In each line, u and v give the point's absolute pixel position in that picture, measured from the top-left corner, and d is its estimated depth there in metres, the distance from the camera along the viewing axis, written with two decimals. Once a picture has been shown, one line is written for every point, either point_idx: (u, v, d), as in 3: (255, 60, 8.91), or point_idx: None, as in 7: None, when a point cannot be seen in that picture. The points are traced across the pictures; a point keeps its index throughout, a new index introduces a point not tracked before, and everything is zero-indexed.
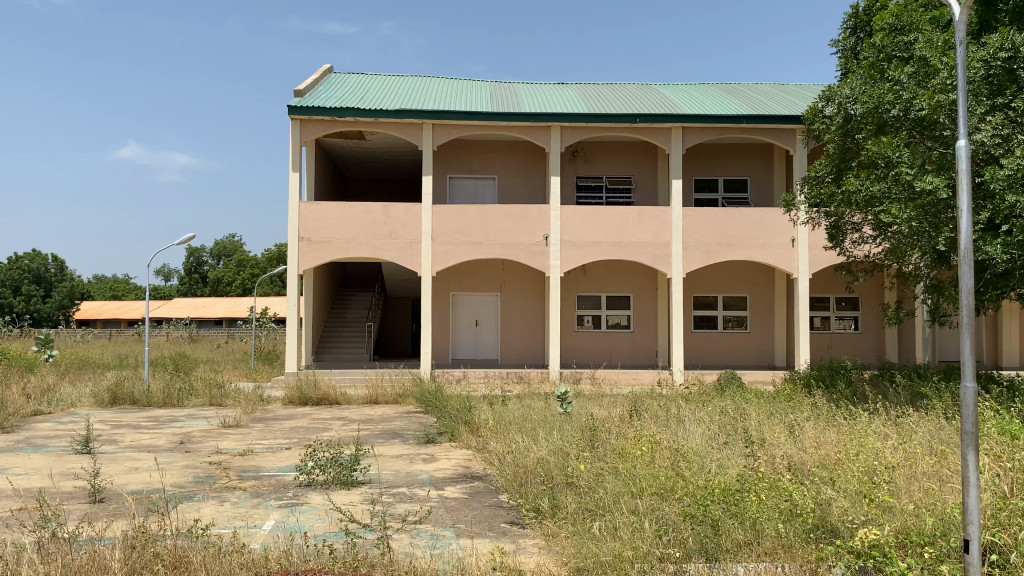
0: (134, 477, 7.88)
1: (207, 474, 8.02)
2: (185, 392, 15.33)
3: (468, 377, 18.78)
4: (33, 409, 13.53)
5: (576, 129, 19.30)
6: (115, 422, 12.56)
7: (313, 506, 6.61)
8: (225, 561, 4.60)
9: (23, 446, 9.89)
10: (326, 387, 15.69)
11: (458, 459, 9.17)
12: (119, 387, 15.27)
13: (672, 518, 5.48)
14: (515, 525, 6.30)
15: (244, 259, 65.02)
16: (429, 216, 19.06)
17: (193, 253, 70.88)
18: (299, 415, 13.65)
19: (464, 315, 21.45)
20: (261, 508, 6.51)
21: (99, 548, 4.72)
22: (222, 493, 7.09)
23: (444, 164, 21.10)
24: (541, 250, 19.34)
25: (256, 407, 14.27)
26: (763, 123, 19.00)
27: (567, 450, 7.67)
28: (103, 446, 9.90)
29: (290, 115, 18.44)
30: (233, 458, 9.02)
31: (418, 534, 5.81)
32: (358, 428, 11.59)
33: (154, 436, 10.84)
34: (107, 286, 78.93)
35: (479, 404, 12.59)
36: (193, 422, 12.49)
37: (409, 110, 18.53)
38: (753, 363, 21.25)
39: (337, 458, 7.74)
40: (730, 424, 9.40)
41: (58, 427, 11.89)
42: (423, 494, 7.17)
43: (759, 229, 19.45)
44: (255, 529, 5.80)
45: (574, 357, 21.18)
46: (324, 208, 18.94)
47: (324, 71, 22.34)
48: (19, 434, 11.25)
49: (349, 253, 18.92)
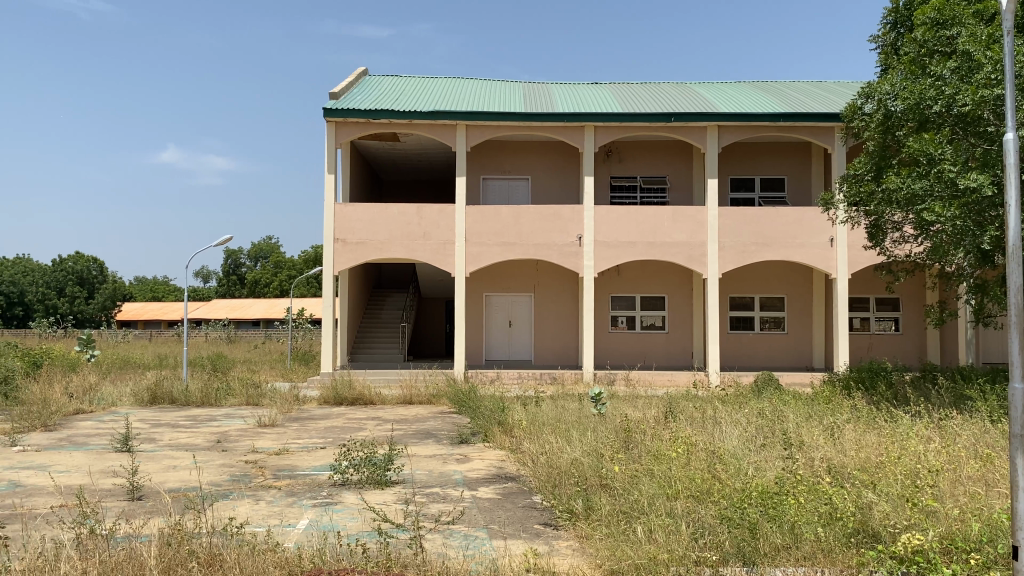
0: (171, 475, 7.98)
1: (244, 472, 8.10)
2: (223, 391, 15.54)
3: (502, 377, 18.75)
4: (75, 408, 13.80)
5: (610, 130, 19.15)
6: (154, 421, 12.74)
7: (347, 505, 6.65)
8: (260, 560, 4.59)
9: (67, 444, 10.06)
10: (361, 387, 15.77)
11: (491, 459, 9.16)
12: (158, 386, 15.54)
13: (708, 521, 5.42)
14: (548, 526, 6.25)
15: (281, 260, 65.87)
16: (463, 216, 19.08)
17: (232, 255, 71.94)
18: (334, 414, 13.70)
19: (498, 316, 21.44)
20: (296, 507, 6.53)
21: (136, 545, 4.73)
22: (257, 491, 7.14)
23: (478, 165, 21.13)
24: (574, 251, 19.22)
25: (291, 407, 14.35)
26: (800, 121, 18.72)
27: (601, 451, 7.59)
28: (143, 445, 10.03)
29: (326, 118, 18.58)
30: (270, 457, 9.10)
31: (451, 535, 5.79)
32: (392, 428, 11.61)
33: (191, 434, 10.98)
34: (147, 287, 80.25)
35: (513, 405, 12.49)
36: (230, 421, 12.61)
37: (442, 112, 18.55)
38: (789, 364, 20.97)
39: (371, 458, 7.76)
40: (766, 426, 9.23)
41: (99, 426, 12.11)
42: (457, 494, 7.15)
43: (796, 229, 19.18)
44: (289, 528, 5.82)
45: (608, 358, 21.06)
46: (359, 210, 19.07)
47: (359, 73, 22.50)
48: (62, 432, 11.46)
49: (384, 254, 19.02)
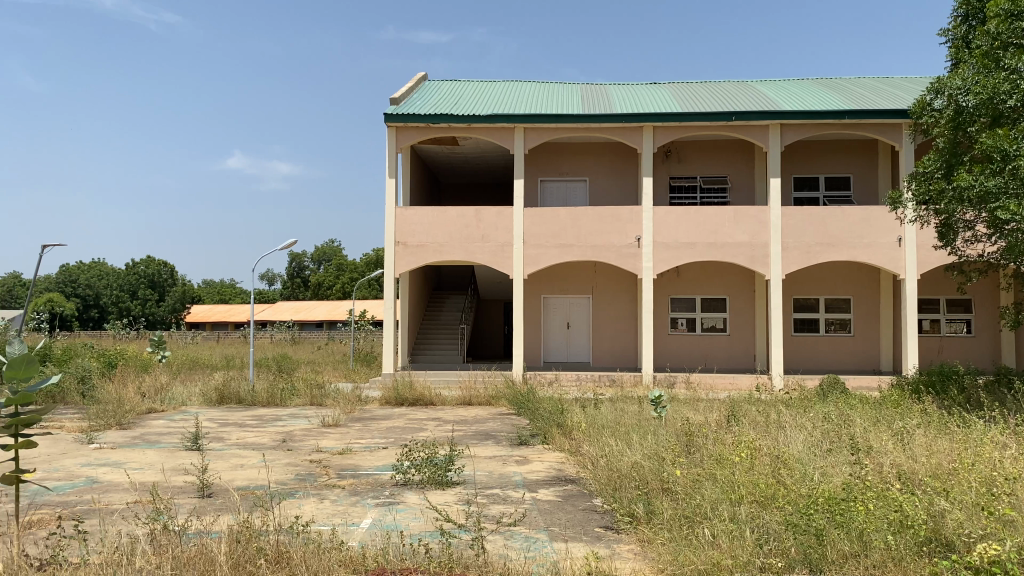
0: (240, 473, 8.19)
1: (309, 471, 8.27)
2: (288, 391, 15.88)
3: (561, 379, 18.73)
4: (148, 407, 14.27)
5: (669, 129, 18.96)
6: (222, 420, 13.09)
7: (409, 504, 6.72)
8: (327, 557, 4.68)
9: (141, 442, 10.41)
10: (421, 389, 15.93)
11: (551, 461, 9.16)
12: (225, 387, 15.96)
13: (774, 527, 5.32)
14: (609, 529, 6.21)
15: (343, 263, 67.02)
16: (522, 219, 19.12)
17: (295, 258, 73.46)
18: (396, 415, 13.89)
19: (557, 318, 21.43)
20: (360, 506, 6.64)
21: (207, 541, 4.87)
22: (322, 490, 7.27)
23: (536, 167, 21.16)
24: (633, 252, 19.08)
25: (354, 407, 14.60)
26: (867, 118, 18.26)
27: (661, 455, 7.53)
28: (212, 443, 10.31)
29: (387, 123, 18.84)
30: (334, 456, 9.26)
31: (512, 536, 5.81)
32: (452, 429, 11.71)
33: (258, 434, 11.26)
34: (215, 289, 82.48)
35: (572, 407, 12.47)
36: (295, 421, 12.89)
37: (501, 115, 18.63)
38: (856, 367, 20.46)
39: (432, 459, 7.83)
40: (833, 431, 9.02)
41: (171, 424, 12.51)
42: (517, 496, 7.18)
43: (863, 228, 18.71)
44: (353, 527, 5.91)
45: (668, 360, 20.86)
46: (419, 213, 19.27)
47: (419, 78, 22.76)
48: (137, 430, 11.88)
49: (443, 257, 19.19)
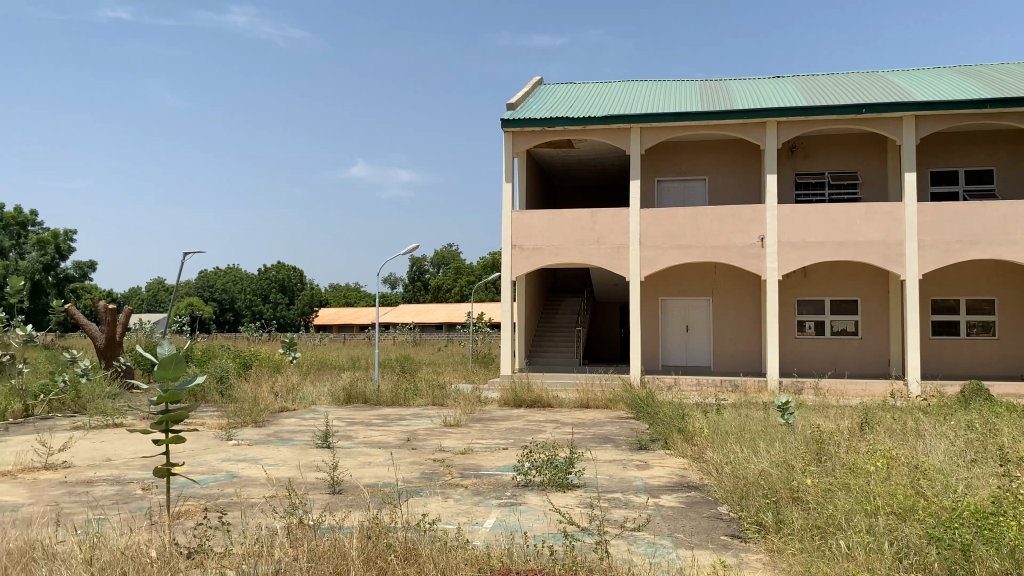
0: (368, 471, 8.46)
1: (432, 471, 8.44)
2: (410, 392, 16.29)
3: (681, 384, 18.38)
4: (281, 405, 14.98)
5: (794, 125, 18.30)
6: (350, 419, 13.57)
7: (532, 506, 6.75)
8: (453, 555, 4.76)
9: (275, 439, 10.93)
10: (539, 391, 16.01)
11: (673, 467, 9.00)
12: (352, 387, 16.54)
13: (915, 541, 5.02)
14: (736, 538, 6.04)
15: (461, 266, 68.26)
16: (639, 220, 18.91)
17: (415, 263, 75.36)
18: (515, 417, 14.01)
19: (676, 321, 21.06)
20: (483, 506, 6.72)
21: (340, 536, 5.04)
22: (446, 489, 7.41)
23: (654, 167, 20.88)
24: (756, 253, 18.52)
25: (474, 408, 14.83)
26: (1012, 106, 17.04)
27: (791, 463, 7.26)
28: (341, 441, 10.70)
29: (503, 128, 19.07)
30: (456, 456, 9.42)
31: (635, 542, 5.75)
32: (571, 432, 11.70)
33: (383, 433, 11.60)
34: (340, 293, 85.69)
35: (693, 412, 12.22)
36: (418, 421, 13.22)
37: (617, 116, 18.50)
38: (1004, 373, 19.11)
39: (553, 461, 7.83)
40: (978, 440, 8.46)
41: (302, 422, 13.07)
42: (639, 501, 7.09)
43: (1009, 224, 17.47)
44: (477, 526, 5.99)
45: (794, 365, 20.12)
46: (536, 216, 19.39)
47: (534, 82, 22.91)
48: (271, 427, 12.48)
49: (560, 259, 19.22)
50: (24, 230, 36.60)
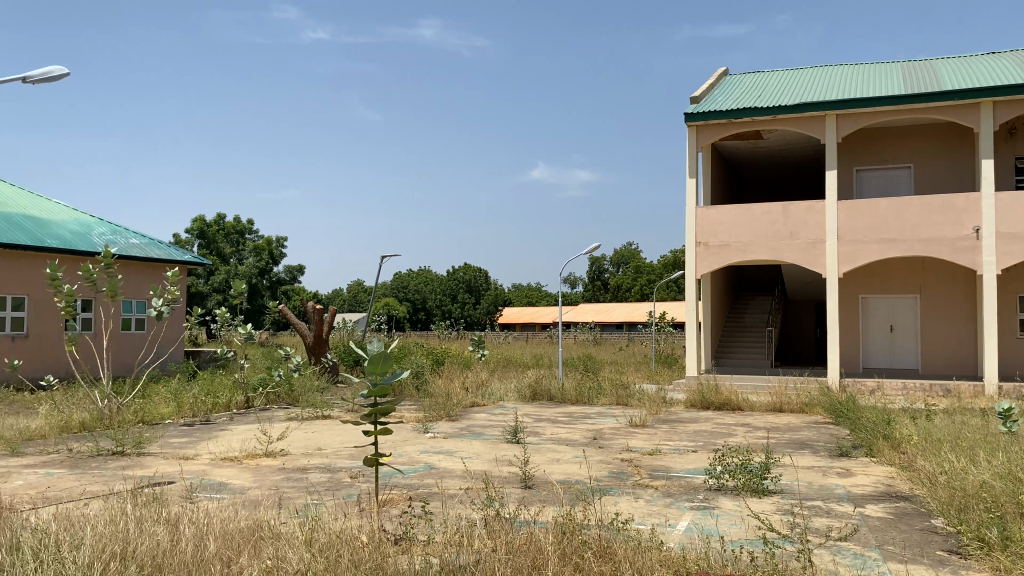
0: (558, 467, 8.59)
1: (622, 470, 8.44)
2: (595, 391, 16.37)
3: (884, 388, 17.22)
4: (471, 401, 15.54)
5: (1015, 104, 16.61)
6: (537, 416, 13.84)
7: (726, 510, 6.58)
8: (649, 555, 4.74)
9: (468, 433, 11.34)
10: (727, 393, 15.57)
11: (878, 476, 8.46)
12: (538, 384, 16.86)
13: None
14: (955, 554, 5.58)
15: (642, 265, 67.70)
16: (835, 213, 17.90)
17: (596, 262, 75.59)
18: (703, 418, 13.72)
19: (878, 320, 19.74)
20: (675, 508, 6.64)
21: (536, 530, 5.15)
22: (637, 490, 7.38)
23: (851, 157, 19.70)
24: (970, 245, 16.99)
25: (660, 409, 14.66)
26: None
27: (1017, 475, 6.61)
28: (530, 437, 10.94)
29: (687, 123, 18.71)
30: (644, 456, 9.37)
31: (840, 552, 5.46)
32: (764, 435, 11.30)
33: (571, 430, 11.73)
34: (523, 292, 87.55)
35: (899, 418, 11.42)
36: (603, 420, 13.26)
37: (810, 105, 17.61)
38: None
39: (747, 465, 7.59)
40: None
41: (492, 418, 13.47)
42: (842, 510, 6.72)
43: None
44: (671, 528, 5.93)
45: (1017, 369, 18.28)
46: (722, 212, 18.88)
47: (720, 74, 22.30)
48: (463, 422, 12.98)
49: (748, 256, 18.59)
50: (243, 238, 40.10)
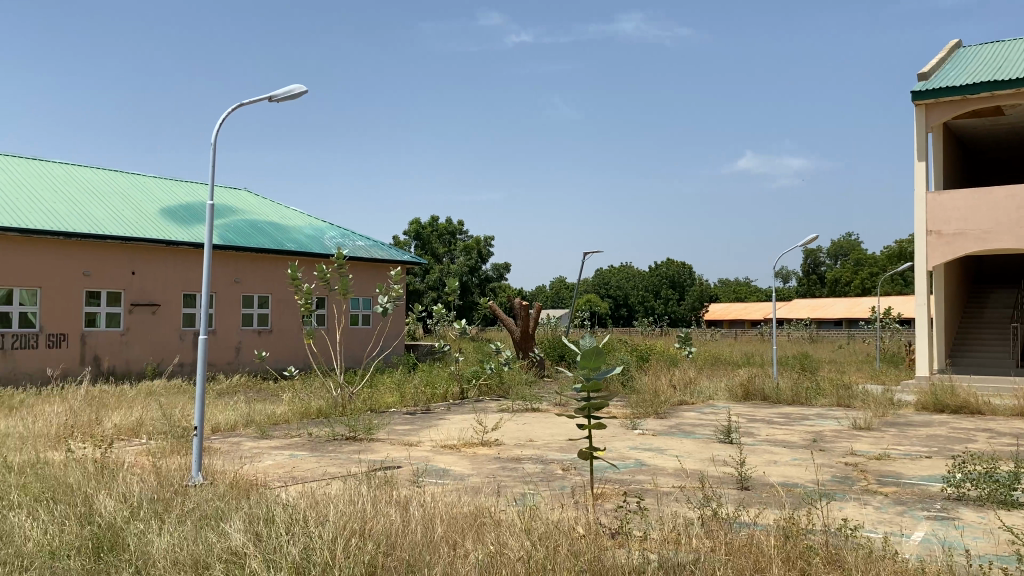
0: (776, 469, 8.26)
1: (846, 475, 7.97)
2: (813, 391, 15.58)
3: None
4: (680, 399, 15.32)
5: None
6: (750, 416, 13.39)
7: (969, 523, 6.02)
8: (882, 565, 4.44)
9: (679, 431, 11.19)
10: (965, 395, 14.23)
11: None
12: (750, 383, 16.30)
13: None
14: None
15: (862, 257, 63.44)
16: None
17: (811, 255, 71.77)
18: (938, 422, 12.64)
19: None
20: (909, 517, 6.17)
21: (757, 533, 4.99)
22: (864, 496, 6.94)
23: None
24: None
25: (887, 411, 13.68)
26: None
27: None
28: (744, 438, 10.61)
29: (914, 102, 17.29)
30: (871, 461, 8.78)
31: None
32: (1012, 443, 10.21)
33: (788, 432, 11.24)
34: (732, 288, 84.95)
35: None
36: (824, 422, 12.58)
37: None
38: None
39: (993, 474, 6.90)
40: None
41: (703, 417, 13.21)
42: None
43: None
44: (905, 538, 5.53)
45: None
46: (956, 197, 17.27)
47: (952, 47, 20.39)
48: (673, 420, 12.83)
49: (988, 244, 16.87)
50: (454, 239, 41.95)
